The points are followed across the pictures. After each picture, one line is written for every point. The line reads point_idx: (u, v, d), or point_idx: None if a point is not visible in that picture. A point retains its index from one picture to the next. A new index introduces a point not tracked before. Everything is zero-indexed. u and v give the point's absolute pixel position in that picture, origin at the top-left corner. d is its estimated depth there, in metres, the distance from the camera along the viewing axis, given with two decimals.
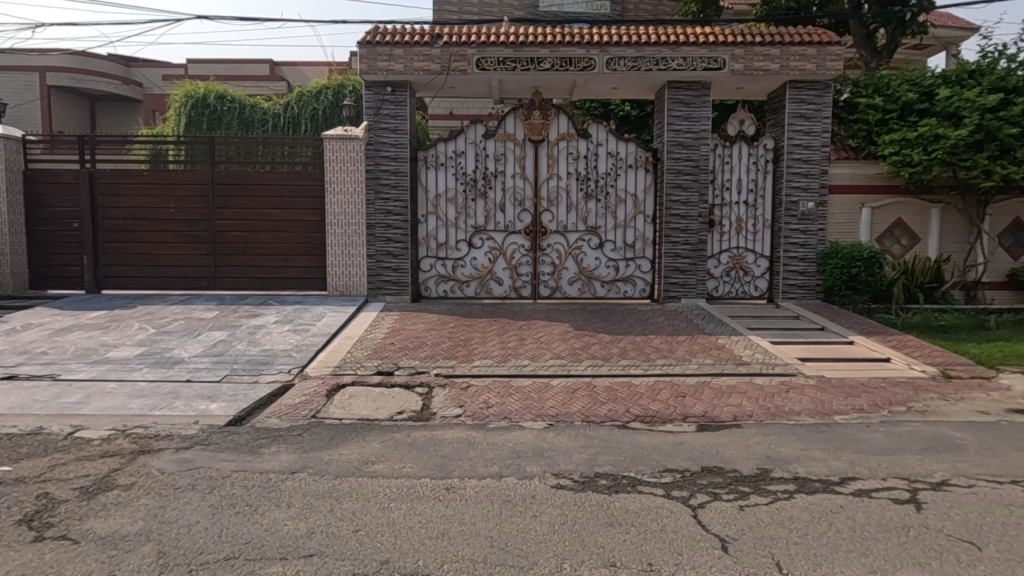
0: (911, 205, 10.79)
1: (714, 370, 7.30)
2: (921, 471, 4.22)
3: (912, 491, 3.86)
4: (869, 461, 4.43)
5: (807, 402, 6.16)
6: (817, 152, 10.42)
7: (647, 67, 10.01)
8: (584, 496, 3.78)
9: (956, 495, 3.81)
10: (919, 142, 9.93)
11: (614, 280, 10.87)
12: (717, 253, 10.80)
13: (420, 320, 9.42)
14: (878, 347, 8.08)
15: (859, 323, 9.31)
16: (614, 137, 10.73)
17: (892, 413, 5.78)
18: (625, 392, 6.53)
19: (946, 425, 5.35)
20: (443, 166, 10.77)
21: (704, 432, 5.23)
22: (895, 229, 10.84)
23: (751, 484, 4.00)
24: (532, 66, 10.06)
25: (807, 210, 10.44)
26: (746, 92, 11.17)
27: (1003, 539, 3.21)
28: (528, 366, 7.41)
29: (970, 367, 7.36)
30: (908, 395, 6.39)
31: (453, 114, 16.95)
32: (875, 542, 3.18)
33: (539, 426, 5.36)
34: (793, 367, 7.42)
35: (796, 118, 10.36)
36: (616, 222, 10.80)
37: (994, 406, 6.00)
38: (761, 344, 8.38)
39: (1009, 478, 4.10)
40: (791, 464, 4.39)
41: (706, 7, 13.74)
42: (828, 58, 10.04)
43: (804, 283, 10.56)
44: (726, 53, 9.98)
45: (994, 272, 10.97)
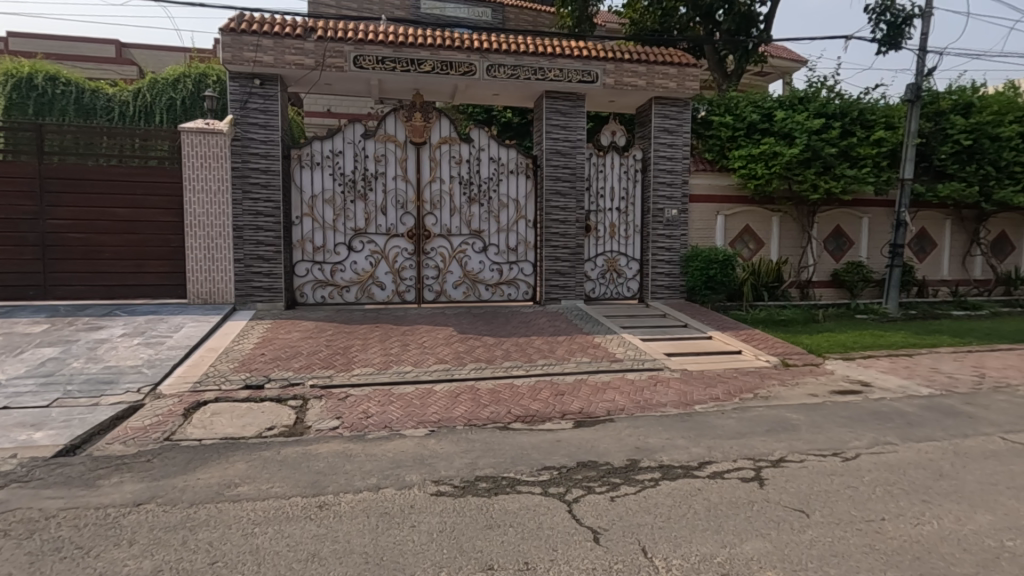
0: (757, 214, 12.17)
1: (591, 368, 7.66)
2: (764, 450, 4.75)
3: (757, 469, 4.32)
4: (723, 445, 4.89)
5: (672, 394, 6.68)
6: (679, 164, 11.37)
7: (525, 76, 10.31)
8: (464, 501, 3.77)
9: (791, 469, 4.32)
10: (761, 158, 11.20)
11: (498, 283, 11.03)
12: (593, 256, 11.38)
13: (295, 329, 8.85)
14: (732, 341, 8.97)
15: (716, 319, 10.27)
16: (496, 143, 10.90)
17: (742, 400, 6.44)
18: (507, 393, 6.63)
19: (785, 408, 6.07)
20: (319, 165, 10.26)
21: (580, 428, 5.46)
22: (744, 235, 12.17)
23: (621, 475, 4.24)
24: (412, 68, 9.90)
25: (671, 217, 11.35)
26: (617, 105, 11.90)
27: (826, 505, 3.69)
28: (411, 372, 7.26)
29: (803, 356, 8.42)
30: (755, 383, 7.17)
31: (331, 112, 16.24)
32: (726, 519, 3.51)
33: (420, 433, 5.27)
34: (660, 362, 8.02)
35: (661, 132, 11.23)
36: (498, 226, 10.95)
37: (821, 389, 6.92)
38: (633, 341, 8.96)
39: (831, 451, 4.74)
40: (656, 453, 4.72)
41: (581, 22, 14.46)
42: (687, 78, 11.00)
43: (670, 284, 11.47)
44: (598, 68, 10.58)
45: (822, 272, 12.70)
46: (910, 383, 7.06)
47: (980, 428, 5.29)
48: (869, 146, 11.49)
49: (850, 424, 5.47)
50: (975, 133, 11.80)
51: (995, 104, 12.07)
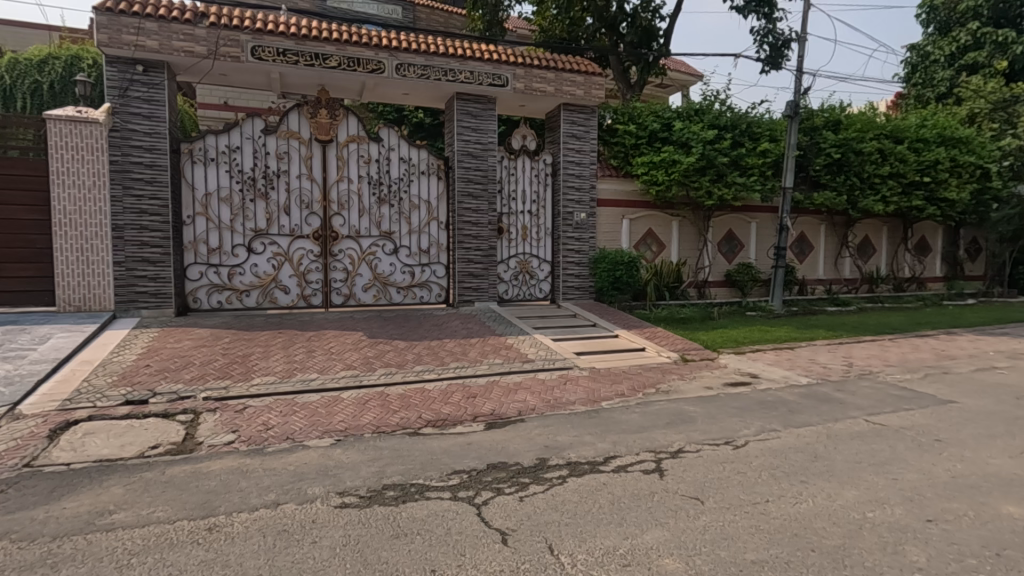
0: (659, 218, 12.88)
1: (503, 369, 7.72)
2: (664, 442, 5.01)
3: (658, 461, 4.54)
4: (627, 439, 5.10)
5: (581, 392, 6.87)
6: (586, 169, 11.75)
7: (435, 77, 10.21)
8: (369, 512, 3.64)
9: (688, 459, 4.58)
10: (662, 165, 11.85)
11: (409, 285, 10.82)
12: (505, 258, 11.49)
13: (186, 337, 8.17)
14: (637, 339, 9.40)
15: (622, 319, 10.71)
16: (406, 143, 10.70)
17: (645, 395, 6.76)
18: (418, 398, 6.51)
19: (683, 401, 6.44)
20: (213, 161, 9.56)
21: (491, 430, 5.48)
22: (647, 238, 12.85)
23: (530, 474, 4.29)
24: (317, 62, 9.49)
25: (580, 220, 11.70)
26: (527, 110, 12.10)
27: (718, 491, 3.94)
28: (316, 380, 6.93)
29: (700, 351, 9.00)
30: (657, 378, 7.56)
31: (228, 105, 15.20)
32: (629, 511, 3.65)
33: (325, 443, 5.04)
34: (570, 361, 8.25)
35: (569, 137, 11.55)
36: (409, 228, 10.75)
37: (715, 381, 7.42)
38: (544, 341, 9.14)
39: (724, 440, 5.08)
40: (565, 451, 4.83)
41: (491, 26, 14.56)
42: (594, 87, 11.39)
43: (579, 285, 11.81)
44: (508, 72, 10.70)
45: (717, 273, 13.66)
46: (791, 373, 7.76)
47: (848, 412, 5.91)
48: (755, 157, 12.49)
49: (740, 414, 5.90)
50: (844, 148, 13.19)
51: (858, 123, 13.54)
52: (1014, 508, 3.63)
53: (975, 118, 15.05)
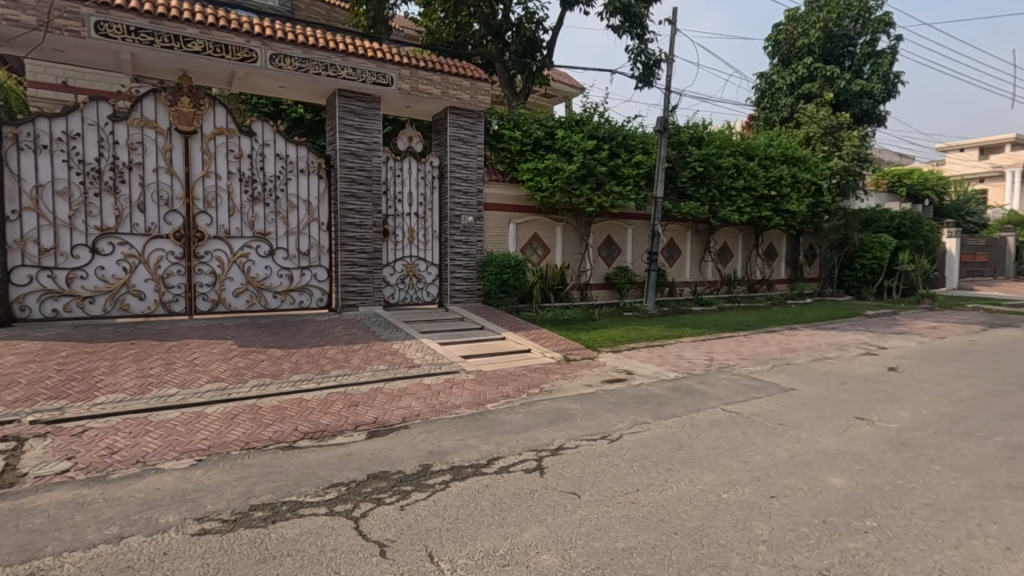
0: (543, 223, 13.36)
1: (387, 375, 7.51)
2: (545, 441, 5.16)
3: (539, 460, 4.66)
4: (510, 440, 5.18)
5: (467, 395, 6.88)
6: (473, 173, 11.83)
7: (315, 71, 9.72)
8: (233, 537, 3.35)
9: (567, 456, 4.75)
10: (546, 172, 12.26)
11: (287, 290, 10.16)
12: (391, 261, 11.21)
13: (8, 351, 7.01)
14: (522, 340, 9.62)
15: (509, 321, 10.90)
16: (282, 138, 10.07)
17: (529, 395, 6.92)
18: (293, 409, 6.12)
19: (565, 400, 6.69)
20: (46, 149, 8.32)
21: (373, 439, 5.30)
22: (533, 242, 13.29)
23: (412, 482, 4.21)
24: (177, 44, 8.63)
25: (467, 224, 11.74)
26: (413, 111, 11.92)
27: (594, 484, 4.13)
28: (176, 395, 6.27)
29: (581, 351, 9.41)
30: (540, 378, 7.78)
31: (67, 85, 13.34)
32: (510, 511, 3.70)
33: (183, 465, 4.56)
34: (456, 364, 8.25)
35: (456, 141, 11.56)
36: (286, 228, 10.12)
37: (594, 379, 7.80)
38: (430, 345, 9.05)
39: (600, 434, 5.34)
40: (448, 455, 4.80)
41: (376, 23, 14.19)
42: (480, 92, 11.51)
43: (467, 288, 11.84)
44: (393, 72, 10.47)
45: (597, 275, 14.42)
46: (661, 369, 8.37)
47: (708, 402, 6.49)
48: (630, 168, 13.33)
49: (616, 409, 6.24)
50: (705, 162, 14.54)
51: (718, 140, 14.98)
52: (837, 479, 4.19)
53: (810, 140, 17.26)
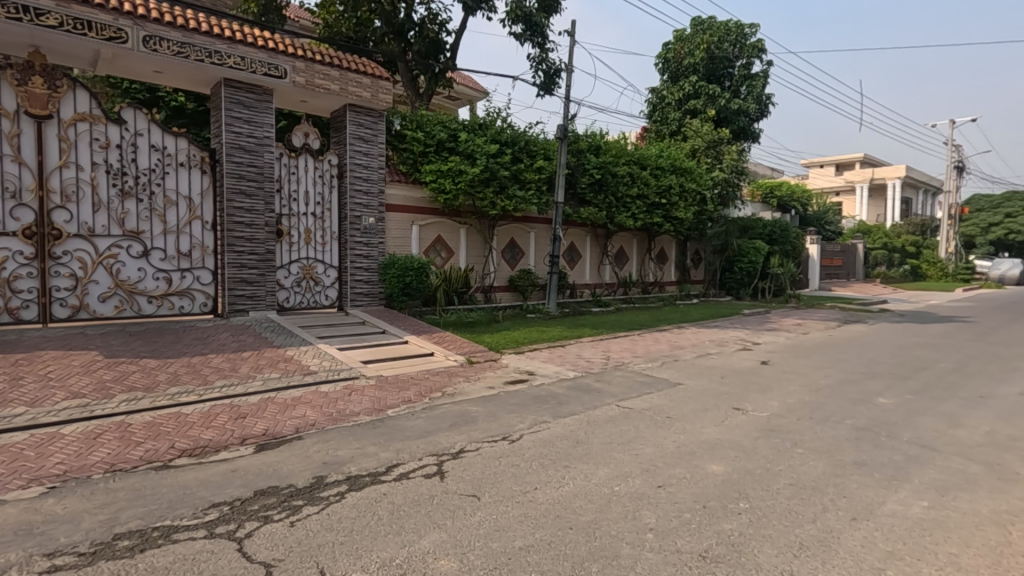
0: (446, 226, 13.33)
1: (279, 384, 7.09)
2: (447, 444, 5.12)
3: (439, 464, 4.62)
4: (411, 446, 5.09)
5: (366, 401, 6.67)
6: (374, 173, 11.52)
7: (197, 57, 8.98)
8: (91, 572, 2.98)
9: (468, 459, 4.75)
10: (449, 174, 12.20)
11: (165, 294, 9.28)
12: (285, 263, 10.62)
13: None
14: (425, 344, 9.50)
15: (412, 324, 10.72)
16: (158, 128, 9.19)
17: (431, 399, 6.84)
18: (170, 425, 5.59)
19: (467, 402, 6.69)
20: None
21: (262, 452, 4.98)
22: (436, 245, 13.22)
23: (304, 496, 3.99)
24: (26, 16, 7.60)
25: (368, 225, 11.40)
26: (309, 106, 11.37)
27: (493, 485, 4.16)
28: (24, 416, 5.49)
29: (485, 353, 9.47)
30: (443, 382, 7.72)
31: None
32: (408, 518, 3.63)
33: (31, 495, 4.00)
34: (356, 370, 7.96)
35: (355, 139, 11.19)
36: (164, 227, 9.25)
37: (497, 381, 7.86)
38: (328, 351, 8.67)
39: (501, 436, 5.39)
40: (345, 465, 4.62)
41: (268, 11, 13.40)
42: (380, 91, 11.22)
43: (368, 291, 11.47)
44: (287, 64, 9.92)
45: (501, 278, 14.61)
46: (561, 369, 8.63)
47: (604, 399, 6.78)
48: (532, 172, 13.60)
49: (517, 409, 6.34)
50: (603, 169, 15.22)
51: (614, 149, 15.74)
52: (716, 466, 4.54)
53: (696, 153, 18.63)
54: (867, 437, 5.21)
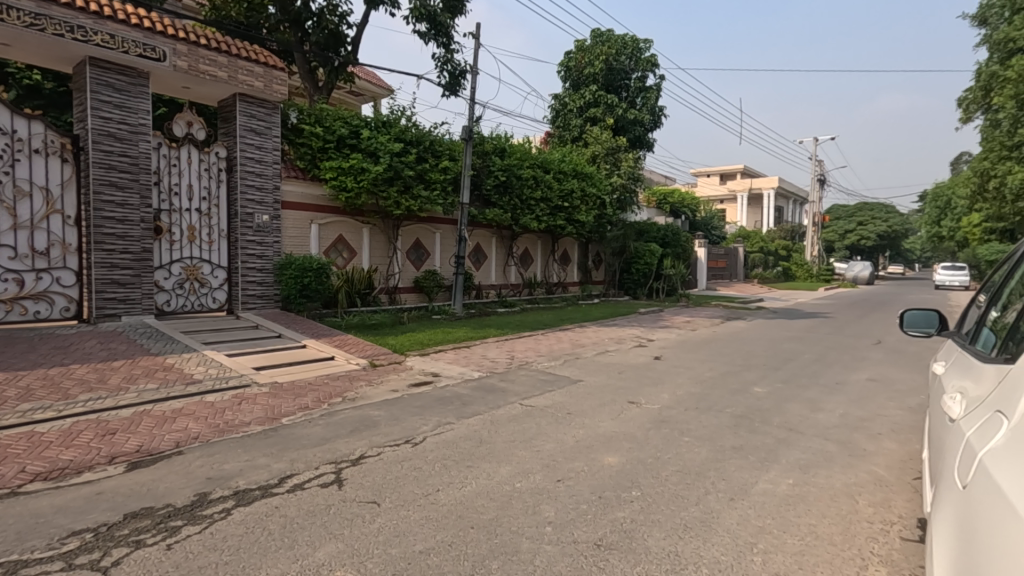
0: (348, 225, 12.92)
1: (157, 395, 6.47)
2: (346, 451, 4.95)
3: (337, 472, 4.45)
4: (306, 454, 4.85)
5: (258, 410, 6.27)
6: (268, 168, 10.87)
7: (55, 30, 7.93)
8: None
9: (368, 465, 4.61)
10: (351, 171, 11.78)
11: (16, 298, 8.18)
12: (165, 263, 9.78)
13: None
14: (325, 347, 9.11)
15: (311, 328, 10.24)
16: (6, 109, 8.10)
17: (330, 405, 6.56)
18: (21, 446, 4.92)
19: (369, 407, 6.50)
20: None
21: (135, 471, 4.52)
22: (337, 244, 12.77)
23: (183, 515, 3.67)
24: None
25: (261, 223, 10.73)
26: (192, 93, 10.50)
27: (395, 490, 4.08)
28: None
29: (388, 355, 9.25)
30: (344, 387, 7.43)
31: None
32: (302, 530, 3.47)
33: None
34: (247, 378, 7.46)
35: (247, 131, 10.50)
36: (14, 221, 8.16)
37: (401, 384, 7.71)
38: (215, 358, 8.05)
39: (404, 439, 5.30)
40: (232, 479, 4.32)
41: None
42: (274, 81, 10.60)
43: (262, 293, 10.79)
44: (166, 45, 9.10)
45: (406, 279, 14.38)
46: (466, 369, 8.64)
47: (508, 398, 6.88)
48: (438, 173, 13.39)
49: (421, 412, 6.25)
50: (507, 172, 15.46)
51: (518, 152, 16.03)
52: (612, 458, 4.76)
53: (596, 159, 19.46)
54: (744, 423, 5.72)
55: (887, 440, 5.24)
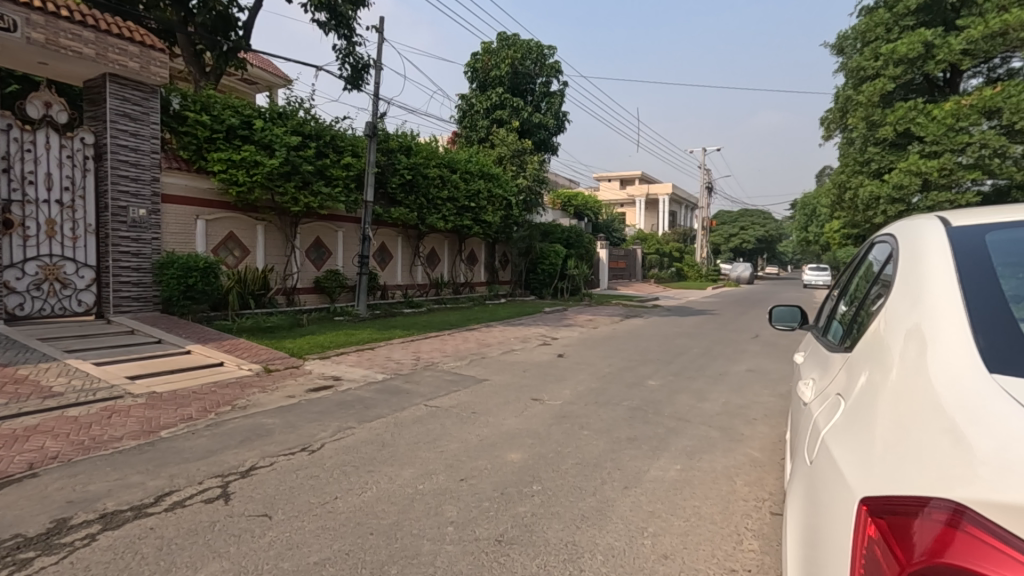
0: (241, 221, 12.19)
1: (5, 412, 5.66)
2: (234, 463, 4.62)
3: (224, 486, 4.14)
4: (189, 469, 4.48)
5: (132, 424, 5.69)
6: (145, 157, 9.92)
7: None
8: None
9: (259, 476, 4.34)
10: (242, 164, 11.02)
11: None
12: (18, 262, 8.63)
13: None
14: (212, 353, 8.46)
15: (196, 332, 9.46)
16: None
17: (218, 415, 6.10)
18: None
19: (261, 415, 6.11)
20: None
21: None
22: (228, 242, 11.97)
23: (36, 546, 3.25)
24: None
25: (138, 218, 9.77)
26: (52, 70, 9.33)
27: (288, 501, 3.88)
28: None
29: (285, 360, 8.77)
30: (234, 394, 6.94)
31: None
32: (181, 551, 3.20)
33: None
34: (120, 389, 6.74)
35: (119, 116, 9.50)
36: None
37: (298, 389, 7.33)
38: (81, 367, 7.22)
39: (300, 447, 5.05)
40: (99, 501, 3.88)
41: None
42: (152, 62, 9.72)
43: (138, 295, 9.83)
44: (18, 14, 7.98)
45: (305, 279, 13.73)
46: (370, 372, 8.39)
47: (412, 400, 6.77)
48: (339, 169, 12.88)
49: (319, 417, 5.99)
50: (413, 170, 15.24)
51: (424, 151, 15.84)
52: (514, 454, 4.84)
53: (502, 160, 19.70)
54: (638, 415, 6.05)
55: (762, 425, 5.76)
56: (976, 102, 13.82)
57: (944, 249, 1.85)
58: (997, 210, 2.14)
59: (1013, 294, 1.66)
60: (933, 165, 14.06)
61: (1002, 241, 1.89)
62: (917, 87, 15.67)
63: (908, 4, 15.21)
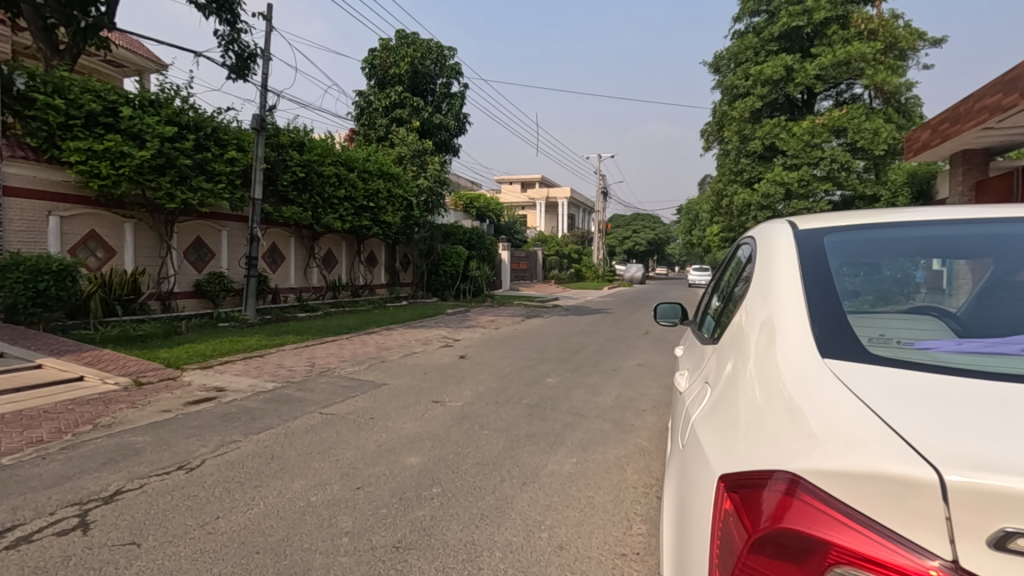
0: (104, 219, 11.00)
1: None
2: (96, 488, 4.13)
3: (82, 515, 3.69)
4: (37, 499, 3.94)
5: None
6: None
7: None
8: None
9: (126, 501, 3.91)
10: (105, 155, 9.87)
11: None
12: None
13: None
14: (69, 366, 7.52)
15: (48, 343, 8.37)
16: None
17: (76, 436, 5.41)
18: None
19: (129, 433, 5.52)
20: None
21: None
22: (87, 242, 10.77)
23: None
24: None
25: None
26: None
27: (160, 526, 3.53)
28: None
29: (159, 371, 7.97)
30: (96, 412, 6.20)
31: None
32: None
33: None
34: None
35: None
36: None
37: (174, 402, 6.70)
38: None
39: (176, 464, 4.64)
40: None
41: None
42: None
43: None
44: None
45: (183, 283, 12.59)
46: (258, 381, 7.87)
47: (305, 408, 6.44)
48: (222, 164, 11.91)
49: (198, 433, 5.52)
50: (306, 168, 14.54)
51: (318, 148, 15.14)
52: (413, 458, 4.77)
53: (402, 160, 19.34)
54: (536, 412, 6.20)
55: (649, 415, 6.14)
56: (827, 121, 15.70)
57: (794, 250, 2.08)
58: (840, 216, 2.43)
59: (848, 291, 1.90)
60: (794, 177, 15.75)
61: (840, 242, 2.16)
62: (780, 106, 17.46)
63: (773, 31, 16.90)
